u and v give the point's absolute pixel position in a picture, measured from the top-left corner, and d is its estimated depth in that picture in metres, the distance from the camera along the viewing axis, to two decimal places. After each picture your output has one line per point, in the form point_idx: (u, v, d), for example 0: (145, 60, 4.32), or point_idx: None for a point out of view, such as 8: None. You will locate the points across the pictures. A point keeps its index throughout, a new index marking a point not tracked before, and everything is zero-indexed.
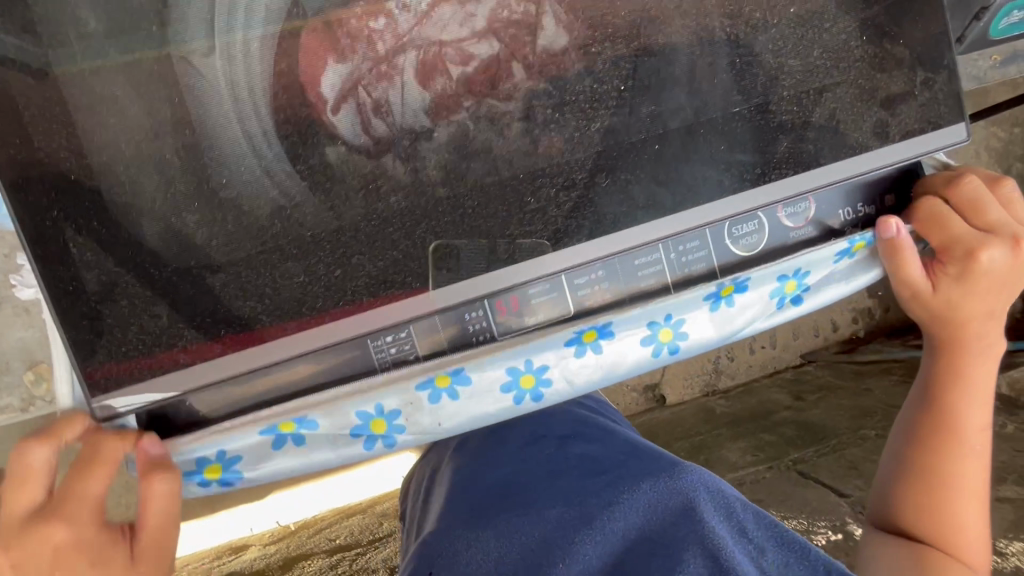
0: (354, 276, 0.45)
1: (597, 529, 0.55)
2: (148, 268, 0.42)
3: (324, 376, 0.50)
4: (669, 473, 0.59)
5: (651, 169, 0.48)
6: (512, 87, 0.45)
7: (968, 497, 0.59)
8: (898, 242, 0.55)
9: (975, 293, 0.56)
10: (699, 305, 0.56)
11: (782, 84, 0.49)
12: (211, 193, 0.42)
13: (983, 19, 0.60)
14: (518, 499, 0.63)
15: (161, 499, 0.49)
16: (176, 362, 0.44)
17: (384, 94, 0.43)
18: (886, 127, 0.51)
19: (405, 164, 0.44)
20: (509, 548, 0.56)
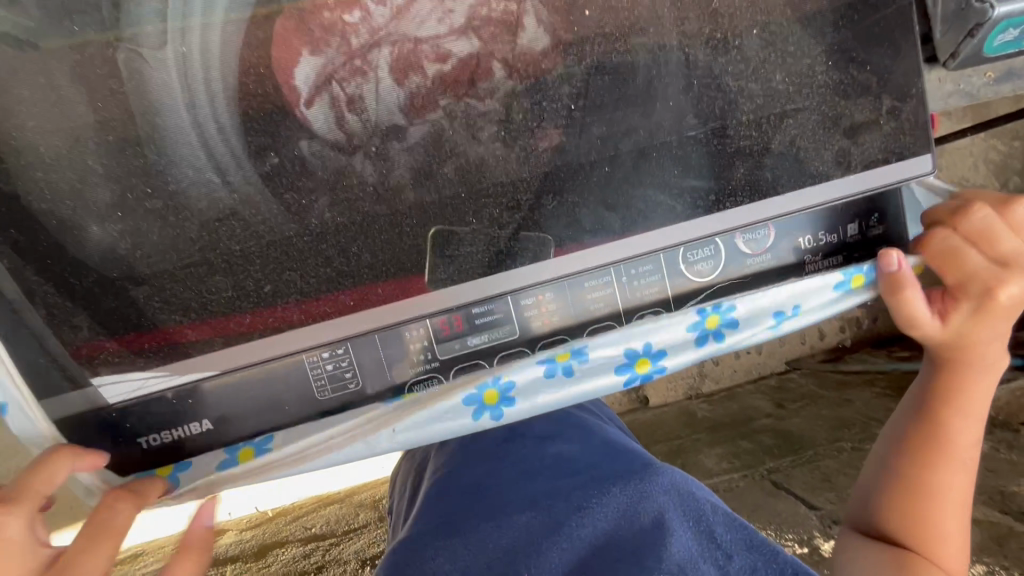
0: (284, 293, 0.43)
1: (563, 534, 0.47)
2: (68, 277, 0.41)
3: (249, 395, 0.46)
4: (640, 475, 0.51)
5: (599, 194, 0.46)
6: (491, 86, 0.43)
7: (954, 507, 0.53)
8: (901, 276, 0.51)
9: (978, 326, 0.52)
10: (679, 332, 0.52)
11: (741, 108, 0.47)
12: (135, 203, 0.41)
13: (977, 35, 0.49)
14: (487, 503, 0.54)
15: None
16: (90, 362, 0.42)
17: (359, 89, 0.41)
18: (847, 156, 0.49)
19: (375, 165, 0.43)
20: (470, 559, 0.47)
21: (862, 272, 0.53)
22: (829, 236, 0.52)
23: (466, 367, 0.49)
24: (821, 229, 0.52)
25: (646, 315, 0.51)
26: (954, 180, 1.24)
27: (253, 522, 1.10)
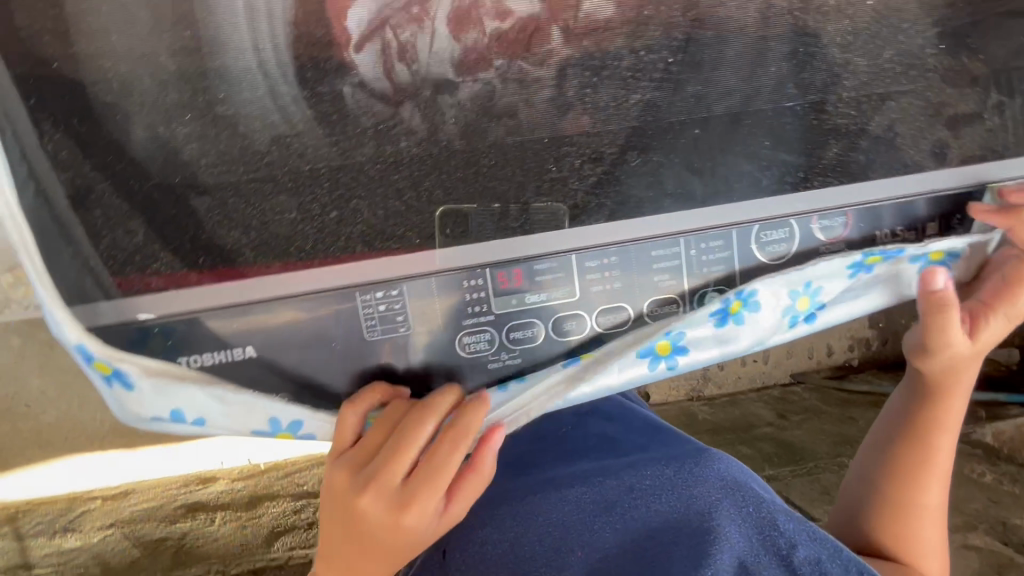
0: (350, 222, 0.41)
1: (618, 516, 0.56)
2: (128, 178, 0.38)
3: (285, 332, 0.42)
4: (694, 460, 0.58)
5: (688, 156, 0.44)
6: (547, 53, 0.41)
7: (921, 512, 0.60)
8: (941, 295, 0.50)
9: (974, 358, 0.54)
10: (707, 343, 0.48)
11: (843, 84, 0.45)
12: (207, 108, 0.38)
13: None
14: (537, 476, 0.62)
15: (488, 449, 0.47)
16: (145, 285, 0.40)
17: (413, 37, 0.39)
18: (946, 148, 0.47)
19: (424, 114, 0.41)
20: (528, 527, 0.57)
21: (885, 254, 0.48)
22: (908, 233, 0.48)
23: (520, 323, 0.46)
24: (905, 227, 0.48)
25: (711, 295, 0.47)
26: None
27: (245, 472, 1.04)
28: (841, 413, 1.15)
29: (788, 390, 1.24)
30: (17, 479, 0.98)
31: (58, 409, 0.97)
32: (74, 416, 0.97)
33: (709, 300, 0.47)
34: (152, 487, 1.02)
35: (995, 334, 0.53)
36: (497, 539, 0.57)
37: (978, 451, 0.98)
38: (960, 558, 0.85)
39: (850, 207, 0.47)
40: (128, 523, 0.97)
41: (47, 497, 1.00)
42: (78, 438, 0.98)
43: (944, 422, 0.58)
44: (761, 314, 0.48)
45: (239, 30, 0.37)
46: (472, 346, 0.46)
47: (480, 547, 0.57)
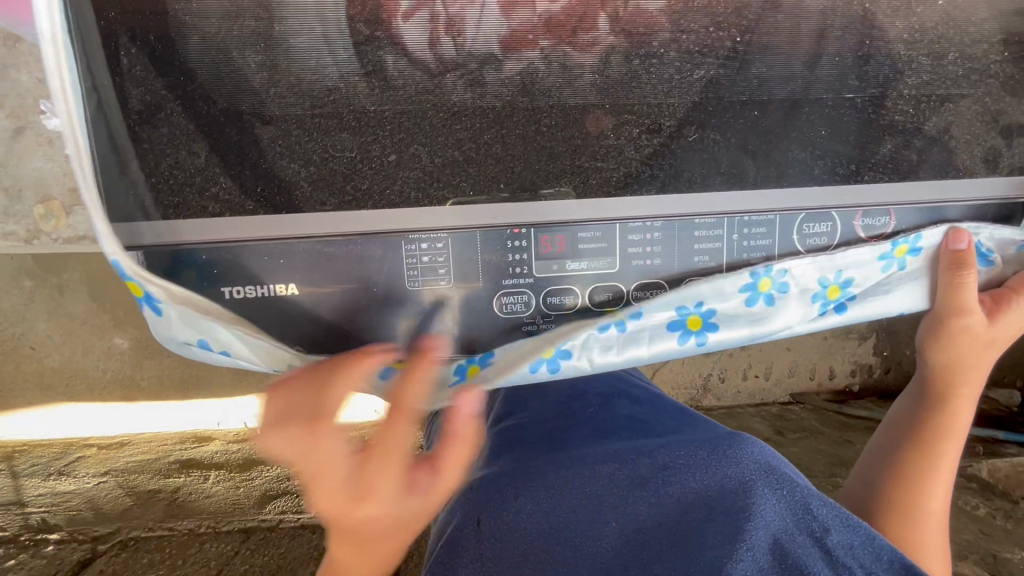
0: (407, 167, 0.42)
1: (652, 491, 0.49)
2: (197, 99, 0.39)
3: (342, 272, 0.45)
4: (727, 443, 0.51)
5: (743, 137, 0.44)
6: (593, 40, 0.41)
7: (932, 517, 0.52)
8: (956, 258, 0.50)
9: (988, 343, 0.51)
10: (736, 323, 0.49)
11: (905, 81, 0.45)
12: (279, 38, 0.38)
13: None
14: (567, 452, 0.56)
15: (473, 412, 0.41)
16: (203, 207, 0.41)
17: (463, 12, 0.39)
18: (997, 156, 0.47)
19: (468, 86, 0.41)
20: (560, 500, 0.51)
21: (911, 244, 0.50)
22: None
23: (560, 289, 0.47)
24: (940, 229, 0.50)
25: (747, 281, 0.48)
26: None
27: (240, 436, 1.03)
28: (839, 435, 1.14)
29: (788, 407, 1.22)
30: (17, 418, 1.00)
31: (62, 354, 0.98)
32: (77, 360, 0.99)
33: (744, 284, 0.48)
34: (147, 441, 1.01)
35: (1008, 325, 0.51)
36: (531, 509, 0.50)
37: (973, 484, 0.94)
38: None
39: (897, 203, 0.48)
40: (127, 473, 0.94)
41: (42, 440, 1.01)
42: (79, 385, 1.01)
43: (951, 419, 0.53)
44: (791, 297, 0.49)
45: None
46: (510, 307, 0.47)
47: (512, 518, 0.50)
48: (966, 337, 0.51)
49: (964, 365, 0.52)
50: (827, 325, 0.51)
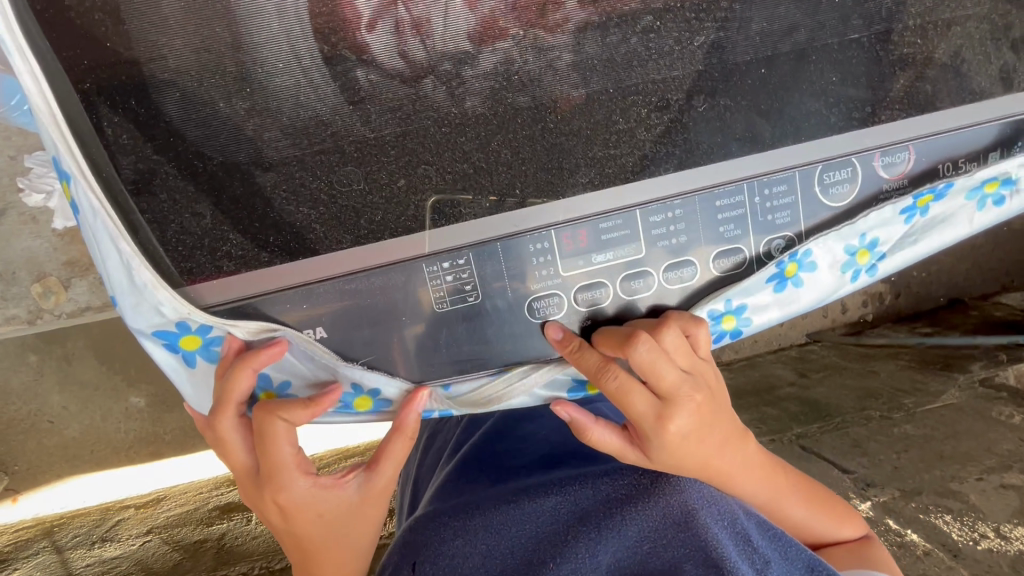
0: (418, 189, 0.40)
1: (593, 526, 0.48)
2: (191, 159, 0.37)
3: (373, 302, 0.44)
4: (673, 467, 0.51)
5: (754, 97, 0.42)
6: (563, 19, 0.38)
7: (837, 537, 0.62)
8: (578, 421, 0.54)
9: (693, 436, 0.51)
10: (768, 307, 0.53)
11: (909, 12, 0.43)
12: (264, 80, 0.36)
13: None
14: (511, 496, 0.58)
15: (373, 491, 0.51)
16: (220, 270, 0.39)
17: (427, 11, 0.35)
18: (1011, 73, 0.46)
19: (447, 90, 0.38)
20: (501, 540, 0.52)
21: (935, 192, 0.51)
22: (970, 163, 0.51)
23: (589, 284, 0.47)
24: (961, 154, 0.50)
25: (775, 241, 0.49)
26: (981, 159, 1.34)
27: None
28: (863, 367, 1.20)
29: (805, 347, 1.34)
30: (61, 491, 1.08)
31: (82, 424, 1.08)
32: (98, 426, 1.08)
33: (774, 244, 0.49)
34: (184, 495, 1.05)
35: (686, 416, 0.50)
36: (469, 551, 0.52)
37: (1002, 394, 1.04)
38: (1000, 497, 0.88)
39: (915, 138, 0.47)
40: (170, 529, 0.96)
41: (78, 509, 1.07)
42: (104, 450, 1.09)
43: (742, 481, 0.56)
44: (819, 273, 0.52)
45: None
46: (544, 311, 0.47)
47: (448, 562, 0.52)
48: (688, 436, 0.51)
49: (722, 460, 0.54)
50: (859, 285, 0.55)
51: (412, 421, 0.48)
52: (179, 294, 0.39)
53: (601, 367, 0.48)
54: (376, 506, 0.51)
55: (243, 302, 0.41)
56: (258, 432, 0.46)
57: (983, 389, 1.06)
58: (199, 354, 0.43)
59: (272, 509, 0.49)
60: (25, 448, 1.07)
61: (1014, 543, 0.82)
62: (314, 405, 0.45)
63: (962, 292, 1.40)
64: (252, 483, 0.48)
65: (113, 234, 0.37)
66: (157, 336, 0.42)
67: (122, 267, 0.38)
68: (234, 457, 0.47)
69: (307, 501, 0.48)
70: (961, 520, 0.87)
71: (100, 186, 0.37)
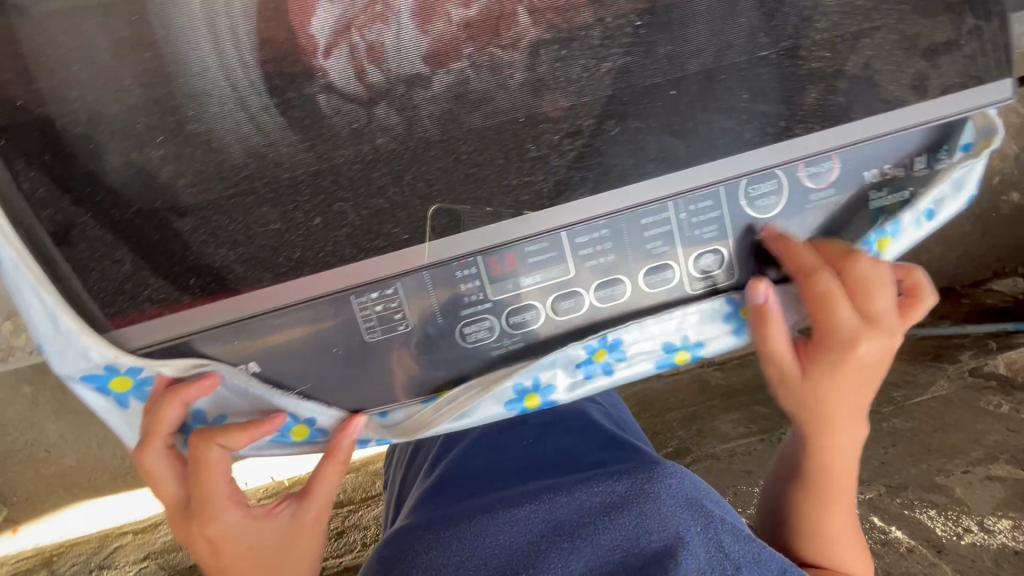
0: (335, 226, 0.41)
1: (580, 540, 0.53)
2: (108, 209, 0.38)
3: (305, 335, 0.45)
4: (647, 477, 0.56)
5: (665, 119, 0.43)
6: (518, 36, 0.37)
7: (839, 536, 0.62)
8: (768, 309, 0.51)
9: (867, 367, 0.54)
10: (719, 335, 0.53)
11: (815, 27, 0.44)
12: (176, 127, 0.37)
13: None
14: (489, 505, 0.61)
15: (305, 525, 0.52)
16: (143, 312, 0.40)
17: (380, 36, 0.35)
18: (924, 80, 0.46)
19: (353, 128, 0.39)
20: (472, 552, 0.55)
21: (888, 235, 0.53)
22: (896, 169, 0.51)
23: (520, 307, 0.48)
24: (889, 161, 0.51)
25: (704, 256, 0.50)
26: None
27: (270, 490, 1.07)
28: None
29: None
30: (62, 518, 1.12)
31: (79, 452, 1.09)
32: (93, 455, 1.10)
33: (702, 258, 0.50)
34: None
35: (882, 343, 0.53)
36: (442, 563, 0.54)
37: (991, 383, 1.02)
38: (984, 489, 0.87)
39: (837, 147, 0.48)
40: None
41: (81, 535, 1.14)
42: (101, 477, 1.11)
43: (833, 422, 0.56)
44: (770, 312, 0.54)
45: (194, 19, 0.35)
46: (476, 335, 0.48)
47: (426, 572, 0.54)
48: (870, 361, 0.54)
49: (819, 396, 0.55)
50: None
51: (349, 443, 0.48)
52: (105, 340, 0.40)
53: (812, 261, 0.50)
54: (309, 539, 0.52)
55: (171, 340, 0.42)
56: (192, 463, 0.47)
57: (972, 378, 1.04)
58: (131, 394, 0.45)
59: (201, 544, 0.49)
60: (19, 479, 1.08)
61: (996, 536, 0.82)
62: (252, 428, 0.46)
63: (953, 280, 1.39)
64: (182, 518, 0.49)
65: (35, 285, 0.38)
66: (87, 380, 0.42)
67: (45, 318, 0.39)
68: (166, 489, 0.48)
69: (240, 532, 0.49)
70: (946, 515, 0.86)
71: (20, 240, 0.38)
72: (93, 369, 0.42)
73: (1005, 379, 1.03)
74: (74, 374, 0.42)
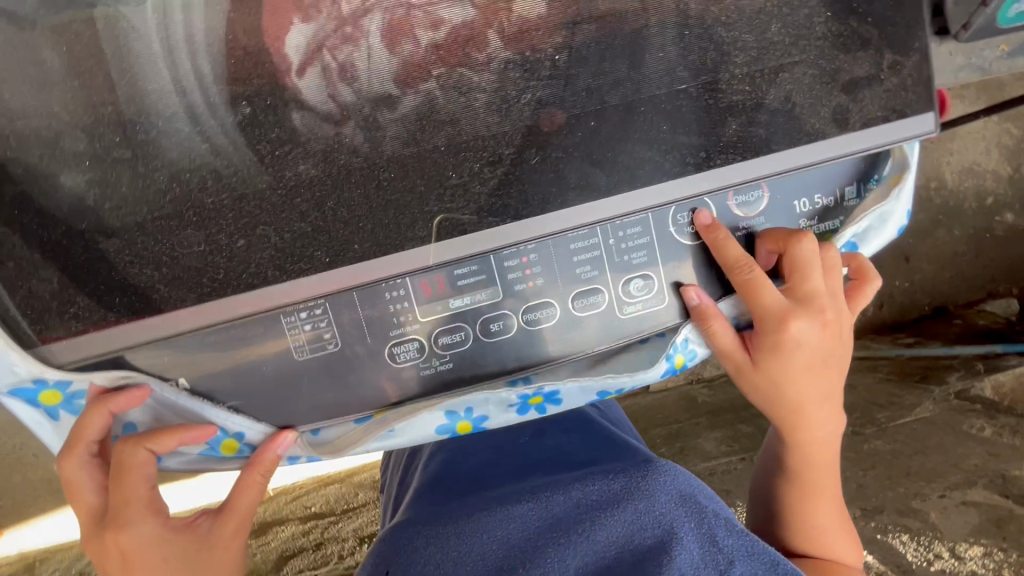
0: (259, 248, 0.43)
1: (575, 535, 0.52)
2: (36, 229, 0.40)
3: (235, 352, 0.46)
4: (642, 473, 0.56)
5: (585, 148, 0.45)
6: (488, 58, 0.41)
7: (837, 528, 0.60)
8: (709, 307, 0.51)
9: (811, 345, 0.53)
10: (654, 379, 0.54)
11: (734, 61, 0.45)
12: (103, 152, 0.39)
13: (990, 5, 0.52)
14: (488, 501, 0.60)
15: (222, 539, 0.51)
16: (70, 329, 0.42)
17: (350, 58, 0.39)
18: (845, 113, 0.47)
19: (276, 154, 0.41)
20: (471, 547, 0.53)
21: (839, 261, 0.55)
22: (826, 199, 0.52)
23: (449, 328, 0.49)
24: (817, 192, 0.52)
25: (633, 281, 0.51)
26: (966, 163, 1.31)
27: None
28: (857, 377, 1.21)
29: None
30: (43, 525, 1.13)
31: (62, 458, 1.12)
32: None
33: (632, 283, 0.51)
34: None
35: (815, 321, 0.52)
36: (441, 558, 0.52)
37: (976, 407, 1.01)
38: (960, 515, 0.84)
39: (763, 178, 0.49)
40: None
41: (61, 543, 1.12)
42: None
43: (803, 409, 0.55)
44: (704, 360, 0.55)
45: (128, 55, 0.38)
46: (405, 356, 0.49)
47: (421, 569, 0.52)
48: (813, 350, 0.53)
49: (773, 379, 0.54)
50: None
51: (274, 457, 0.49)
52: (31, 357, 0.42)
53: (739, 256, 0.50)
54: (228, 553, 0.51)
55: (99, 356, 0.43)
56: (116, 465, 0.48)
57: (957, 401, 1.03)
58: (62, 409, 0.46)
59: (113, 555, 0.48)
60: (11, 482, 1.12)
61: (966, 564, 0.78)
62: (182, 431, 0.47)
63: (947, 299, 1.36)
64: (95, 527, 0.48)
65: None
66: (15, 395, 0.44)
67: None
68: (86, 495, 0.48)
69: (152, 542, 0.48)
70: (918, 540, 0.83)
71: None
72: (21, 383, 0.43)
73: (991, 403, 1.02)
74: (3, 389, 0.43)
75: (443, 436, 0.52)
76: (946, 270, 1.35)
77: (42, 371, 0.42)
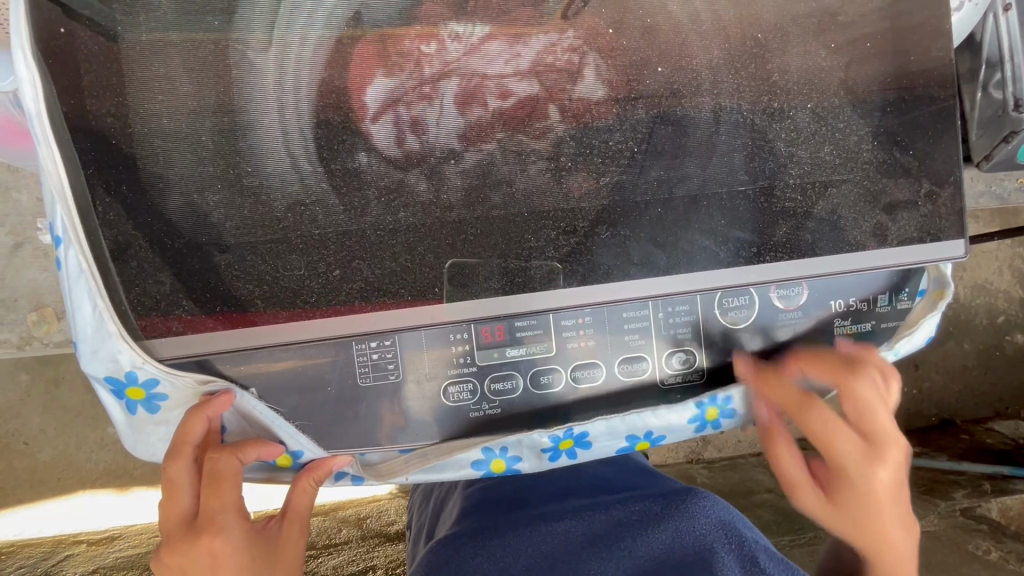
0: (350, 280, 0.47)
1: (611, 552, 0.62)
2: (163, 237, 0.45)
3: (307, 372, 0.50)
4: (681, 498, 0.65)
5: (652, 231, 0.50)
6: (546, 126, 0.47)
7: None
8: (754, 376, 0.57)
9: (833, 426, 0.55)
10: (686, 432, 0.57)
11: (788, 173, 0.51)
12: (238, 177, 0.45)
13: (1011, 142, 0.59)
14: (530, 516, 0.68)
15: (291, 539, 0.55)
16: (169, 329, 0.46)
17: (422, 113, 0.46)
18: (885, 230, 0.52)
19: (385, 202, 0.47)
20: (515, 558, 0.63)
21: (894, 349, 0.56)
22: (860, 303, 0.56)
23: (500, 375, 0.52)
24: (853, 295, 0.56)
25: (676, 354, 0.54)
26: (979, 279, 1.36)
27: None
28: None
29: None
30: (22, 514, 1.13)
31: (56, 448, 1.13)
32: (71, 453, 1.14)
33: (675, 356, 0.54)
34: (135, 533, 1.08)
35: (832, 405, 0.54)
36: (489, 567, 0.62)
37: (982, 527, 1.01)
38: None
39: (804, 277, 0.53)
40: None
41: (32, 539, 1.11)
42: (71, 479, 1.14)
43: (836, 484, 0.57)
44: (737, 420, 0.58)
45: (277, 105, 0.45)
46: (457, 396, 0.52)
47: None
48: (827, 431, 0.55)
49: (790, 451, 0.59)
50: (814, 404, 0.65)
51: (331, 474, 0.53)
52: (137, 347, 0.45)
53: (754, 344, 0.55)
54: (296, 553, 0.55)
55: (187, 350, 0.47)
56: (210, 476, 0.50)
57: (962, 519, 1.03)
58: (141, 404, 0.49)
59: (201, 559, 0.50)
60: None
61: None
62: (261, 443, 0.51)
63: (954, 413, 1.37)
64: (183, 531, 0.50)
65: (93, 291, 0.44)
66: (108, 382, 0.47)
67: (89, 322, 0.44)
68: (177, 499, 0.51)
69: (240, 544, 0.51)
70: None
71: (89, 248, 0.44)
72: (118, 373, 0.46)
73: (998, 525, 1.02)
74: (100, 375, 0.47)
75: (478, 472, 0.54)
76: (956, 383, 1.37)
77: (145, 363, 0.46)
